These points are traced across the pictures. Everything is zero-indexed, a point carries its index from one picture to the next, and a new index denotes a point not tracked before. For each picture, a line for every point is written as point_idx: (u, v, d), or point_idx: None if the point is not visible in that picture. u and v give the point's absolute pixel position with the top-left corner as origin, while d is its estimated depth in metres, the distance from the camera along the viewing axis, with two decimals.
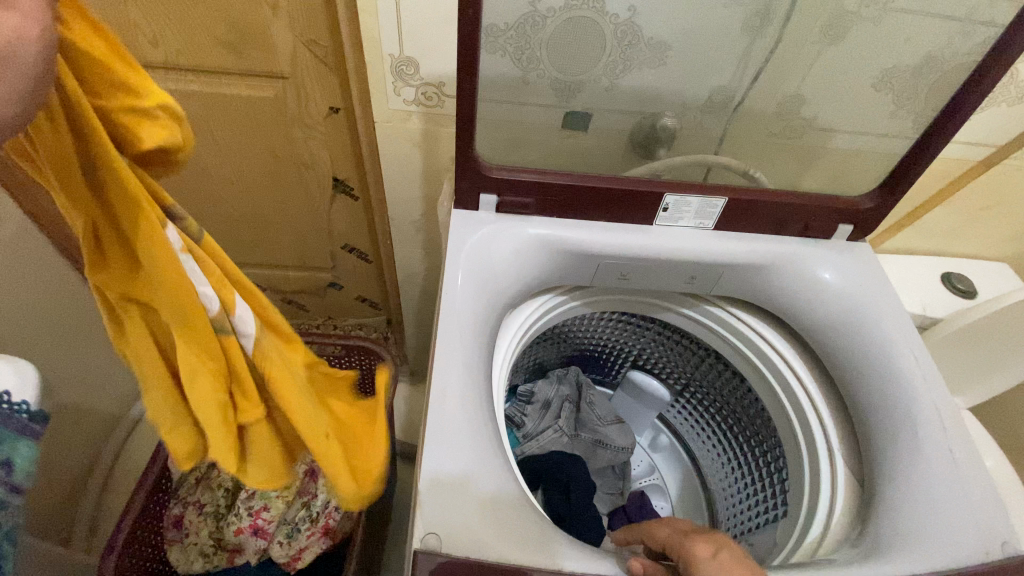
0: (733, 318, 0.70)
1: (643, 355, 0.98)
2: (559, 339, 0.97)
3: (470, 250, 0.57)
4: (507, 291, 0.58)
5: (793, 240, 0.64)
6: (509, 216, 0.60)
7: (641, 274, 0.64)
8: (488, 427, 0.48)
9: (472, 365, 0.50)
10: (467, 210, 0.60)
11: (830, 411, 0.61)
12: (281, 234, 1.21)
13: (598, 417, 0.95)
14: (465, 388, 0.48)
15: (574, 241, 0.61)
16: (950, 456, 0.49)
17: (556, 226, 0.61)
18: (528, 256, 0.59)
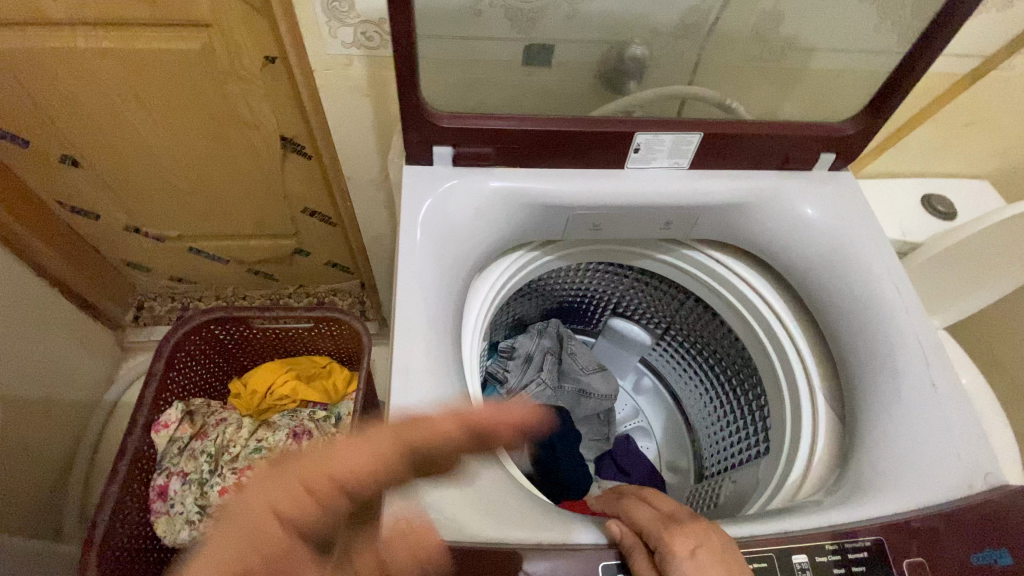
0: (711, 261, 0.67)
1: (623, 301, 0.96)
2: (536, 292, 0.94)
3: (427, 210, 0.52)
4: (472, 252, 0.53)
5: (772, 173, 0.60)
6: (467, 170, 0.55)
7: (614, 222, 0.60)
8: (459, 400, 0.45)
9: (437, 337, 0.47)
10: (420, 165, 0.54)
11: (810, 351, 0.60)
12: (235, 202, 1.13)
13: (580, 367, 0.94)
14: (432, 362, 0.45)
15: (540, 192, 0.56)
16: (934, 396, 0.48)
17: (521, 178, 0.55)
18: (491, 212, 0.54)
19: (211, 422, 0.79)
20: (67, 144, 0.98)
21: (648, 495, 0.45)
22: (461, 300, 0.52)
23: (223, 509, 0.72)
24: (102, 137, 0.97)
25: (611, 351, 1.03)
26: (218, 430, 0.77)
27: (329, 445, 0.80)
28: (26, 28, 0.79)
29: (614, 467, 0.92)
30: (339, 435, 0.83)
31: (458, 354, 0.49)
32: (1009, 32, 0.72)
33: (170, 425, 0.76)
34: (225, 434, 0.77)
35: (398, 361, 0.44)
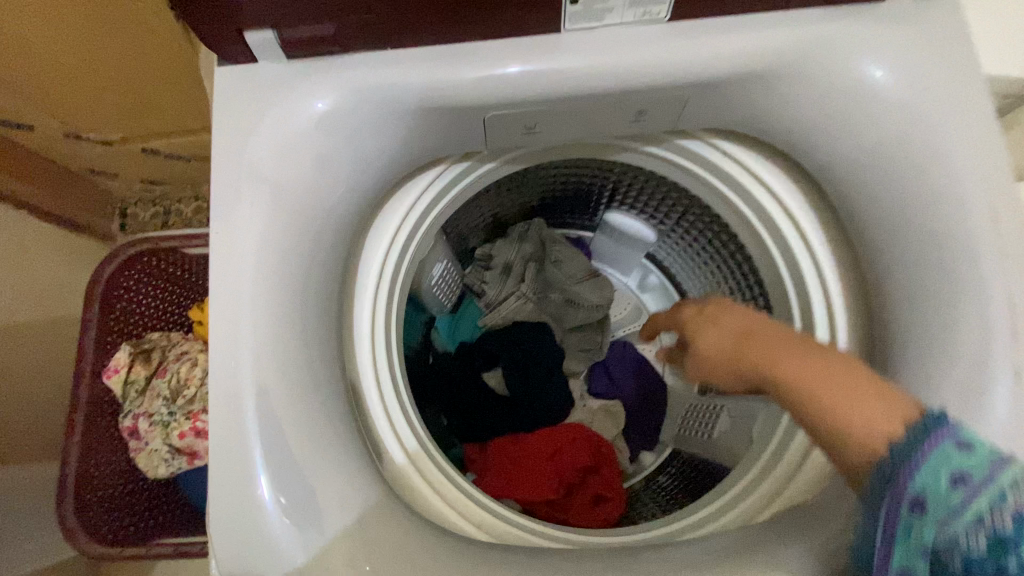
0: (732, 167, 0.51)
1: (621, 192, 0.75)
2: (511, 188, 0.74)
3: (245, 167, 0.38)
4: (331, 200, 0.41)
5: (774, 20, 0.40)
6: (303, 75, 0.38)
7: (557, 118, 0.43)
8: (306, 413, 0.39)
9: (274, 338, 0.39)
10: (245, 69, 0.39)
11: (834, 271, 0.50)
12: (162, 93, 0.96)
13: (567, 276, 0.80)
14: (262, 373, 0.38)
15: (419, 97, 0.39)
16: (1011, 341, 0.40)
17: (379, 84, 0.38)
18: (349, 138, 0.40)
19: (169, 358, 0.74)
20: None
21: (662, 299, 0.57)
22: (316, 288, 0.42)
23: (191, 447, 0.70)
24: None
25: (610, 248, 0.86)
26: (173, 368, 0.72)
27: None
28: None
29: (606, 377, 0.83)
30: None
31: (312, 348, 0.41)
32: None
33: (122, 369, 0.72)
34: (180, 374, 0.72)
35: (220, 379, 0.38)
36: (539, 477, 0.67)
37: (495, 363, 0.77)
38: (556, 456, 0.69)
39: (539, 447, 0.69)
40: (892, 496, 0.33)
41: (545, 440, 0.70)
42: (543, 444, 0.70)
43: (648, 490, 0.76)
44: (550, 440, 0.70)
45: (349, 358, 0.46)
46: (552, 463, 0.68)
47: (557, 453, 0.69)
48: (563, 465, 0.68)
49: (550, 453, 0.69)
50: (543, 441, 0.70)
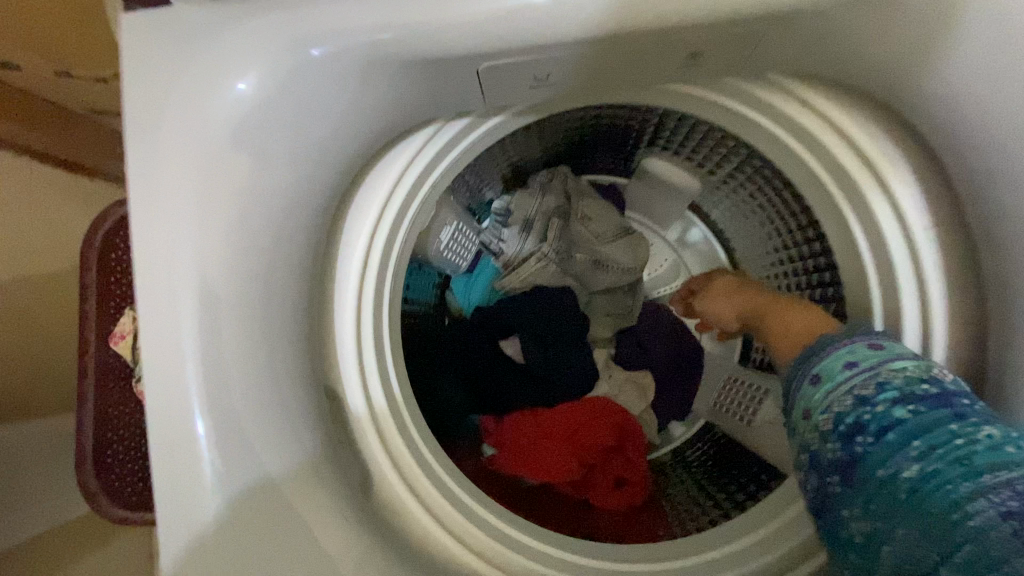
0: (811, 118, 0.41)
1: (665, 136, 0.62)
2: (532, 135, 0.61)
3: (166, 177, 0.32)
4: (278, 197, 0.35)
5: None
6: (215, 49, 0.31)
7: (589, 69, 0.34)
8: (275, 446, 0.36)
9: (226, 366, 0.34)
10: (153, 45, 0.32)
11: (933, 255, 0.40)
12: None
13: (594, 235, 0.71)
14: (220, 407, 0.34)
15: (372, 56, 0.31)
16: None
17: (308, 50, 0.31)
18: (284, 123, 0.33)
19: None
20: None
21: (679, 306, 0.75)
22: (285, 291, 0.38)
23: None
24: None
25: (646, 198, 0.74)
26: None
27: None
28: None
29: (635, 347, 0.76)
30: None
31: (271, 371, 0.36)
32: None
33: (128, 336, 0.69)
34: None
35: (167, 423, 0.33)
36: (559, 461, 0.62)
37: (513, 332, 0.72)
38: (577, 436, 0.64)
39: (560, 425, 0.64)
40: (802, 372, 0.41)
41: (568, 417, 0.65)
42: (565, 421, 0.64)
43: (675, 464, 0.72)
44: (573, 418, 0.65)
45: (329, 365, 0.42)
46: (573, 443, 0.63)
47: (578, 431, 0.64)
48: (583, 446, 0.63)
49: (573, 433, 0.64)
50: (565, 419, 0.64)
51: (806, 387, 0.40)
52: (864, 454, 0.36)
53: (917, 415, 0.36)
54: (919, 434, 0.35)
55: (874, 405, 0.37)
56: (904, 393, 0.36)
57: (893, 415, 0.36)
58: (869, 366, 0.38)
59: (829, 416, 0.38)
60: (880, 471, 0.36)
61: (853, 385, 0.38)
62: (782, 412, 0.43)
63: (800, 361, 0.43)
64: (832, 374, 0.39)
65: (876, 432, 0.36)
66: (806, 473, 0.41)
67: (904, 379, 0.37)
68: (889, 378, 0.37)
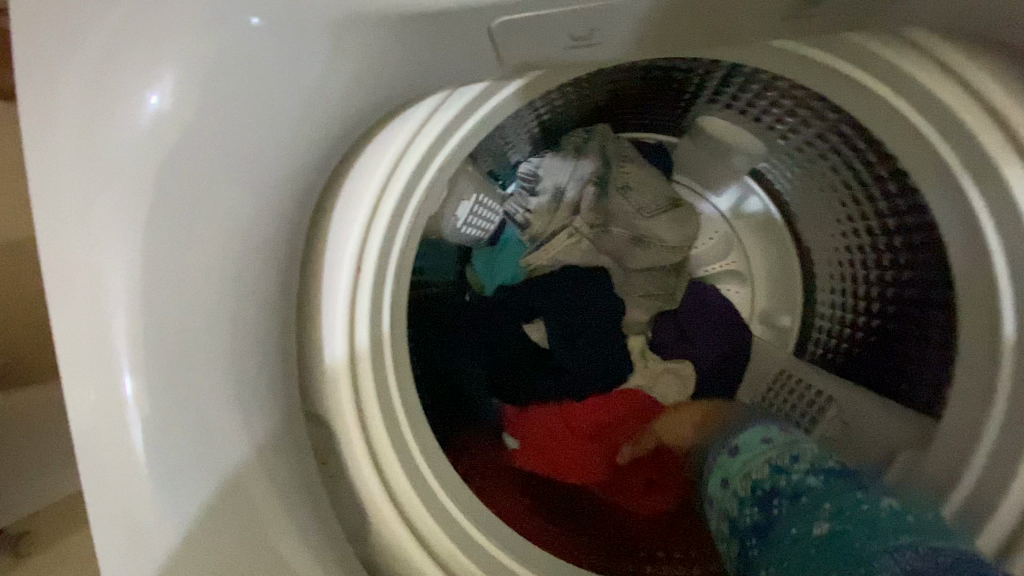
0: (926, 63, 0.32)
1: (725, 91, 0.51)
2: (567, 91, 0.51)
3: (80, 211, 0.24)
4: (245, 207, 0.28)
5: None
6: (118, 37, 0.24)
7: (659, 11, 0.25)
8: (268, 513, 0.29)
9: (200, 425, 0.27)
10: (39, 54, 0.24)
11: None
12: None
13: (637, 207, 0.61)
14: (199, 476, 0.27)
15: (349, 8, 0.24)
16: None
17: (246, 18, 0.24)
18: (232, 115, 0.26)
19: None
20: None
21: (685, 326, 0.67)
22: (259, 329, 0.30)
23: None
24: None
25: (696, 164, 0.64)
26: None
27: None
28: None
29: (675, 332, 0.68)
30: None
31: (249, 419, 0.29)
32: None
33: None
34: None
35: (121, 513, 0.26)
36: (588, 451, 0.59)
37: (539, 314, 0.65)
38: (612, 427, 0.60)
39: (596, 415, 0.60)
40: (727, 449, 0.48)
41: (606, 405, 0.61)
42: (602, 411, 0.61)
43: None
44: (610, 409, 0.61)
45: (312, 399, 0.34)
46: (605, 434, 0.60)
47: (614, 423, 0.61)
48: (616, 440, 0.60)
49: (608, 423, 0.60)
50: (602, 410, 0.61)
51: (728, 461, 0.46)
52: (777, 515, 0.38)
53: (827, 483, 0.38)
54: (827, 496, 0.37)
55: (786, 473, 0.40)
56: (817, 468, 0.40)
57: (804, 481, 0.39)
58: (784, 443, 0.44)
59: (747, 483, 0.42)
60: (788, 529, 0.36)
61: (772, 458, 0.42)
62: (707, 493, 0.47)
63: (726, 442, 0.49)
64: (750, 447, 0.45)
65: (789, 496, 0.38)
66: (729, 549, 0.42)
67: (815, 457, 0.41)
68: (801, 453, 0.42)
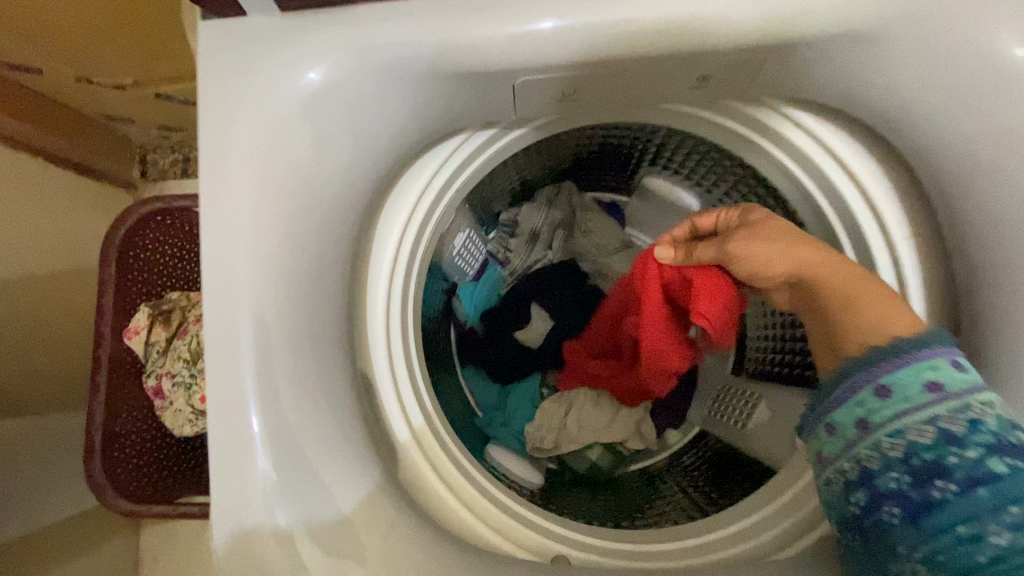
0: (794, 132, 0.47)
1: (665, 153, 0.67)
2: (543, 148, 0.66)
3: (239, 134, 0.35)
4: (329, 183, 0.39)
5: None
6: (285, 48, 0.35)
7: (608, 87, 0.39)
8: (304, 405, 0.38)
9: (265, 325, 0.37)
10: (232, 27, 0.36)
11: (911, 260, 0.45)
12: (174, 35, 0.91)
13: (596, 246, 0.76)
14: (262, 359, 0.36)
15: (424, 65, 0.36)
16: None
17: (374, 42, 0.35)
18: (332, 122, 0.37)
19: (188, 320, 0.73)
20: None
21: None
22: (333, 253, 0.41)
23: None
24: None
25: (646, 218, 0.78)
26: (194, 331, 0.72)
27: None
28: None
29: None
30: None
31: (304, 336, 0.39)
32: None
33: (142, 330, 0.71)
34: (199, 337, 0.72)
35: (231, 361, 0.36)
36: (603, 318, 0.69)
37: (534, 309, 0.76)
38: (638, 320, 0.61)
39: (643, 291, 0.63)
40: (866, 379, 0.40)
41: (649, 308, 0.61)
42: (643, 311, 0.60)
43: (671, 469, 0.74)
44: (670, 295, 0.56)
45: (357, 338, 0.45)
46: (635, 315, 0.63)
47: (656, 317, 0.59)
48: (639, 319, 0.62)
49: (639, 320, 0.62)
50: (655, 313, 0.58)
51: (869, 395, 0.39)
52: (942, 498, 0.35)
53: (1011, 471, 0.35)
54: (1011, 495, 0.34)
55: (959, 444, 0.36)
56: (998, 441, 0.36)
57: (984, 464, 0.35)
58: (959, 394, 0.37)
59: (889, 437, 0.38)
60: (955, 523, 0.35)
61: (924, 405, 0.37)
62: (818, 407, 0.42)
63: (862, 361, 0.40)
64: (907, 390, 0.38)
65: (961, 481, 0.35)
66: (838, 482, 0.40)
67: (998, 424, 0.36)
68: (979, 417, 0.36)
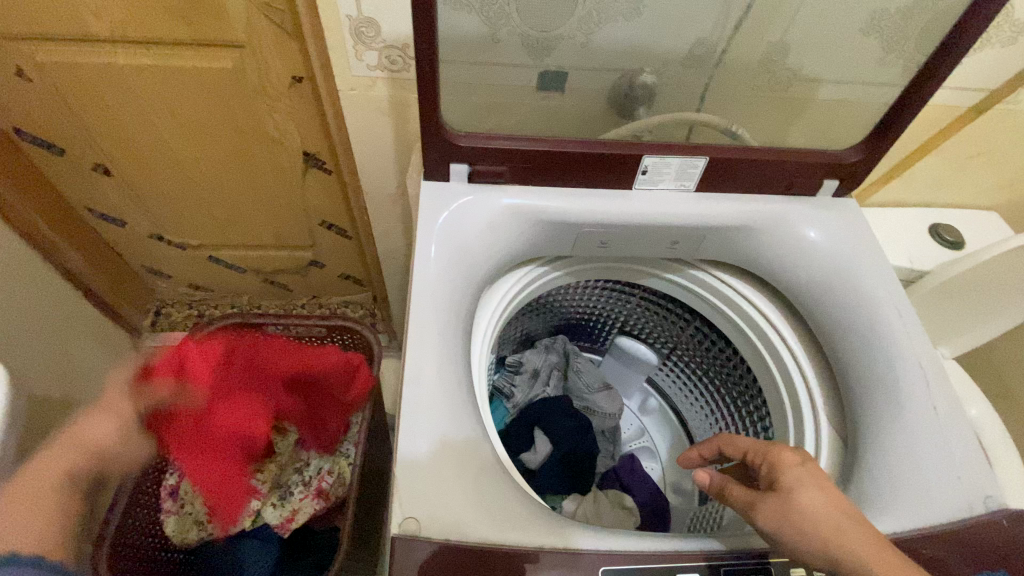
0: (717, 282, 0.68)
1: (630, 322, 0.98)
2: (544, 309, 0.95)
3: (442, 223, 0.54)
4: (479, 267, 0.55)
5: (777, 198, 0.63)
6: (468, 195, 0.57)
7: (622, 240, 0.62)
8: (456, 377, 0.48)
9: (429, 344, 0.48)
10: (435, 182, 0.57)
11: (809, 361, 0.62)
12: (256, 213, 1.17)
13: (586, 385, 0.96)
14: (444, 335, 0.49)
15: (544, 209, 0.58)
16: (936, 390, 0.51)
17: (524, 194, 0.58)
18: (492, 228, 0.56)
19: None
20: (99, 152, 1.03)
21: (622, 481, 0.91)
22: (475, 299, 0.55)
23: None
24: (129, 146, 1.02)
25: (617, 370, 1.02)
26: None
27: (337, 454, 0.85)
28: (76, 46, 0.84)
29: (618, 485, 0.91)
30: (347, 443, 0.88)
31: None
32: (1006, 70, 0.77)
33: None
34: None
35: (419, 332, 0.49)
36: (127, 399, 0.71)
37: (535, 434, 0.90)
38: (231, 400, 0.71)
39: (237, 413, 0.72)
40: None
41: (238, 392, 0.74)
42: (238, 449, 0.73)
43: None
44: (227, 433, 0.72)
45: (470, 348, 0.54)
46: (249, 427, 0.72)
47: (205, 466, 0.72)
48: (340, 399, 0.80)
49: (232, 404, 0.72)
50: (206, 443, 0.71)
51: None
52: None
53: None
54: None
55: None
56: None
57: None
58: None
59: None
60: None
61: None
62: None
63: None
64: None
65: None
66: None
67: None
68: None
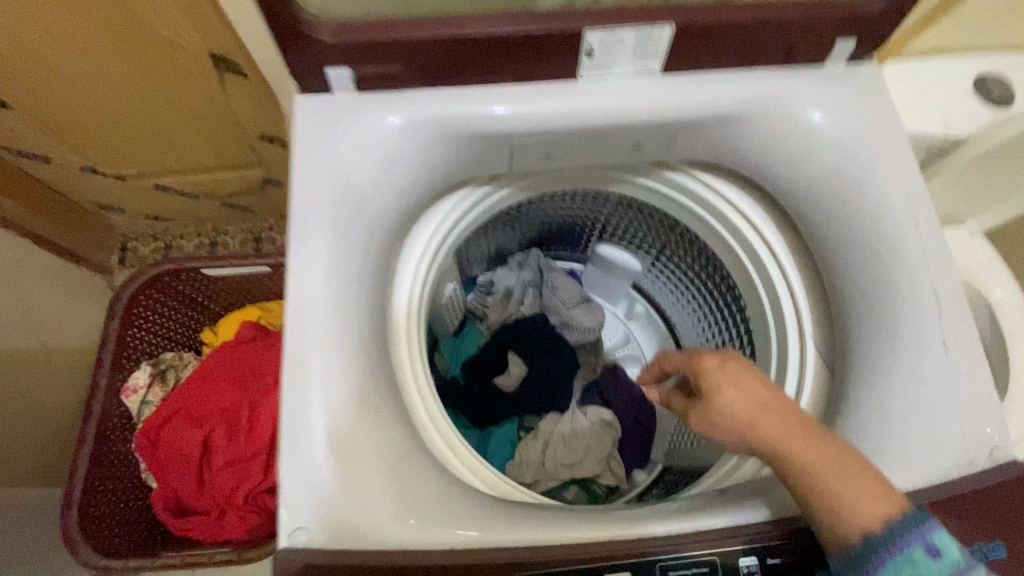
0: (697, 187, 0.56)
1: (610, 226, 0.87)
2: (511, 222, 0.84)
3: (327, 155, 0.43)
4: (386, 206, 0.45)
5: (772, 72, 0.48)
6: (358, 111, 0.44)
7: (571, 150, 0.50)
8: (360, 352, 0.41)
9: (321, 316, 0.40)
10: (320, 97, 0.45)
11: (801, 277, 0.52)
12: (185, 133, 1.03)
13: (562, 301, 0.88)
14: (338, 302, 0.41)
15: (461, 120, 0.45)
16: (947, 319, 0.42)
17: (434, 101, 0.45)
18: (395, 152, 0.45)
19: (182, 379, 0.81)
20: None
21: (605, 395, 0.88)
22: (384, 244, 0.45)
23: None
24: None
25: (599, 278, 0.94)
26: None
27: None
28: None
29: (600, 400, 0.88)
30: None
31: None
32: None
33: (140, 390, 0.78)
34: None
35: (310, 302, 0.40)
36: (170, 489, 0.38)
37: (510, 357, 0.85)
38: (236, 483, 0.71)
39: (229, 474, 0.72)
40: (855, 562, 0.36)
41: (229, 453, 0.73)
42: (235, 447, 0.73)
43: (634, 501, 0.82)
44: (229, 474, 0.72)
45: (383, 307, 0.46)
46: (214, 417, 0.74)
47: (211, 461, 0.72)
48: None
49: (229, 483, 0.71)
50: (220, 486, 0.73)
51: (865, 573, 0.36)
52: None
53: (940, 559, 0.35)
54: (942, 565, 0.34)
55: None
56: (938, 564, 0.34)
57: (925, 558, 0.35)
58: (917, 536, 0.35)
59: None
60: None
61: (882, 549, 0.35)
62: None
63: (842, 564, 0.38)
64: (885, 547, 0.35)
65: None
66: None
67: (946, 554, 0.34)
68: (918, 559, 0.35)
